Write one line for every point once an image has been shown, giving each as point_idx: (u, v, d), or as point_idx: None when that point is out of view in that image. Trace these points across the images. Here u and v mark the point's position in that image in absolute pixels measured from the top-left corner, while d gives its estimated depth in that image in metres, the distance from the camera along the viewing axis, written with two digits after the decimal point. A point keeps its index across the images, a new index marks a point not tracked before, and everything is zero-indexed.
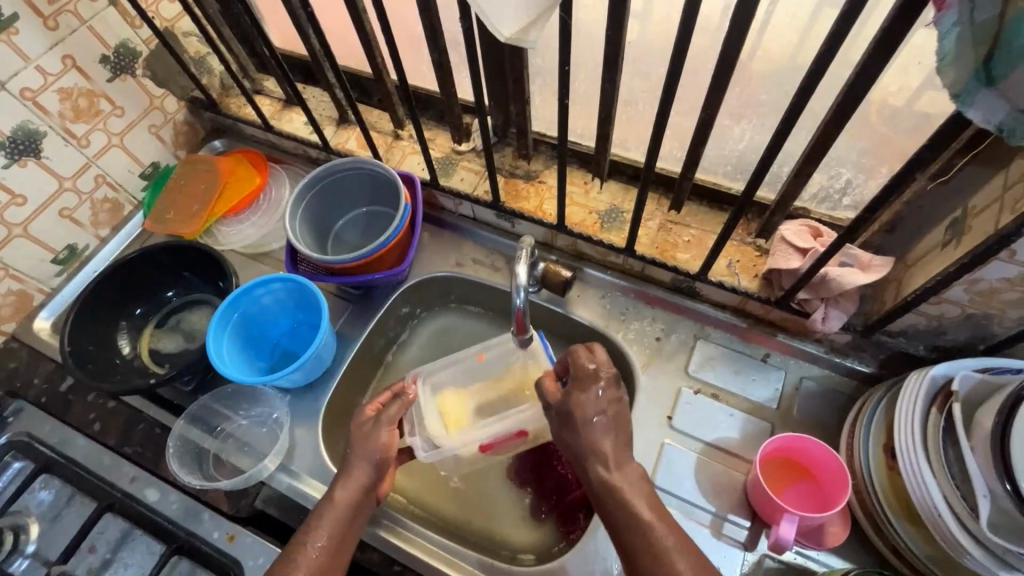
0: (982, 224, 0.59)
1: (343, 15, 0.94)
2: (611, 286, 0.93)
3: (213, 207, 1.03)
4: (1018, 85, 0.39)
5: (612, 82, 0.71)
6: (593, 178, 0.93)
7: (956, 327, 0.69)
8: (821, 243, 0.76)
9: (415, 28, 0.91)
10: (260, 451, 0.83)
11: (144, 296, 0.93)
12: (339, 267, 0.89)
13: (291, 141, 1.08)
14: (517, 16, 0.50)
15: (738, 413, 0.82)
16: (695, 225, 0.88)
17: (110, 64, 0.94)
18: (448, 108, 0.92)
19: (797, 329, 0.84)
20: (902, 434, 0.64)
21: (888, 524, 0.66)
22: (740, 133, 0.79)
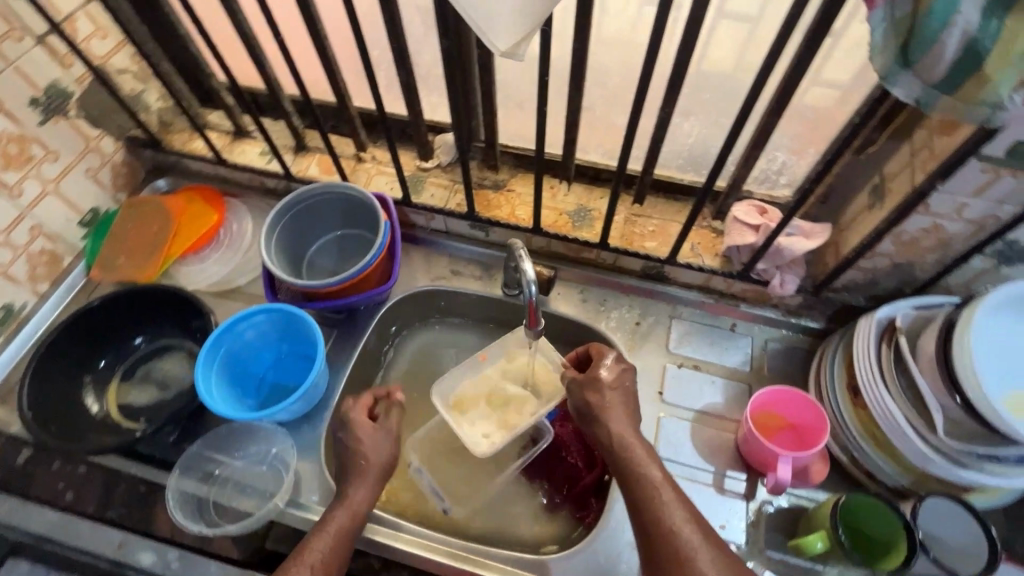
0: (899, 185, 0.70)
1: (302, 46, 0.96)
2: (588, 280, 0.99)
3: (171, 247, 0.99)
4: (928, 66, 0.49)
5: (578, 91, 0.78)
6: (559, 181, 1.00)
7: (887, 277, 0.82)
8: (768, 219, 0.87)
9: (376, 53, 0.94)
10: (264, 490, 0.79)
11: (110, 346, 0.89)
12: (322, 292, 0.88)
13: (246, 173, 1.05)
14: (513, 31, 0.54)
15: (719, 379, 0.90)
16: (657, 216, 0.97)
17: (41, 107, 0.88)
18: (416, 128, 0.95)
19: (756, 298, 0.94)
20: (863, 371, 0.75)
21: (862, 452, 0.76)
22: (689, 128, 0.90)
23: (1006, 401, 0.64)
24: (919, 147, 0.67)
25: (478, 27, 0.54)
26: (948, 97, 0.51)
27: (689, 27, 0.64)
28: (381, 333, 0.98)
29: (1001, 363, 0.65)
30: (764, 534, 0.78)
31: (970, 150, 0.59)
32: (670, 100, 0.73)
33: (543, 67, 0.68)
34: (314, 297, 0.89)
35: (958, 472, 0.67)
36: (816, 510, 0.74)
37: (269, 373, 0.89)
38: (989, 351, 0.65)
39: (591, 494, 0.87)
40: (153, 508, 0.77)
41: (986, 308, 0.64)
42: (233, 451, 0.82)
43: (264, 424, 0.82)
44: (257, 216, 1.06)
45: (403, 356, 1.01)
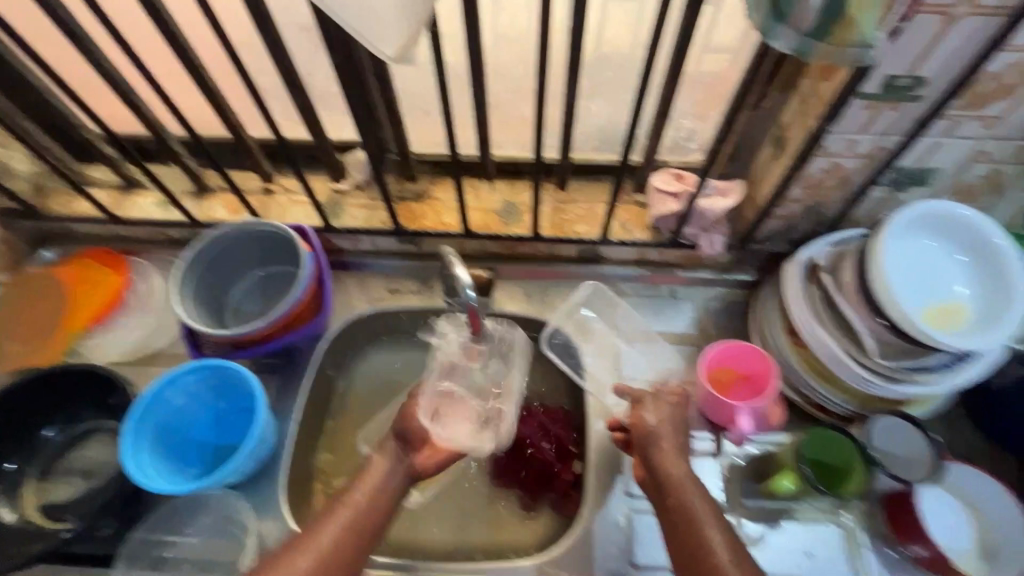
0: (796, 134, 0.74)
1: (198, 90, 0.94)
2: (529, 273, 0.99)
3: (69, 322, 0.88)
4: (800, 14, 0.51)
5: (480, 88, 0.76)
6: (481, 181, 0.97)
7: (801, 220, 0.86)
8: (686, 183, 0.89)
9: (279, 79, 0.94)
10: (226, 562, 0.74)
11: (18, 445, 0.79)
12: (251, 339, 0.82)
13: (144, 226, 0.96)
14: (397, 35, 0.52)
15: (670, 346, 0.93)
16: (583, 200, 0.96)
17: None
18: (322, 150, 0.90)
19: (689, 262, 0.97)
20: (796, 311, 0.79)
21: (811, 388, 0.80)
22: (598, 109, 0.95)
23: (924, 315, 0.69)
24: (807, 94, 0.71)
25: (359, 33, 0.52)
26: (822, 43, 0.53)
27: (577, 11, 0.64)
28: (325, 369, 0.92)
29: (912, 281, 0.70)
30: (738, 486, 0.81)
31: (850, 90, 0.62)
32: (573, 82, 0.72)
33: (441, 70, 0.67)
34: (244, 345, 0.83)
35: (894, 388, 0.73)
36: (780, 452, 0.77)
37: (210, 436, 0.82)
38: (897, 272, 0.70)
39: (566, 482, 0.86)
40: None
41: (890, 233, 0.69)
42: (184, 527, 0.76)
43: (213, 491, 0.76)
44: (165, 271, 0.97)
45: (353, 390, 0.95)
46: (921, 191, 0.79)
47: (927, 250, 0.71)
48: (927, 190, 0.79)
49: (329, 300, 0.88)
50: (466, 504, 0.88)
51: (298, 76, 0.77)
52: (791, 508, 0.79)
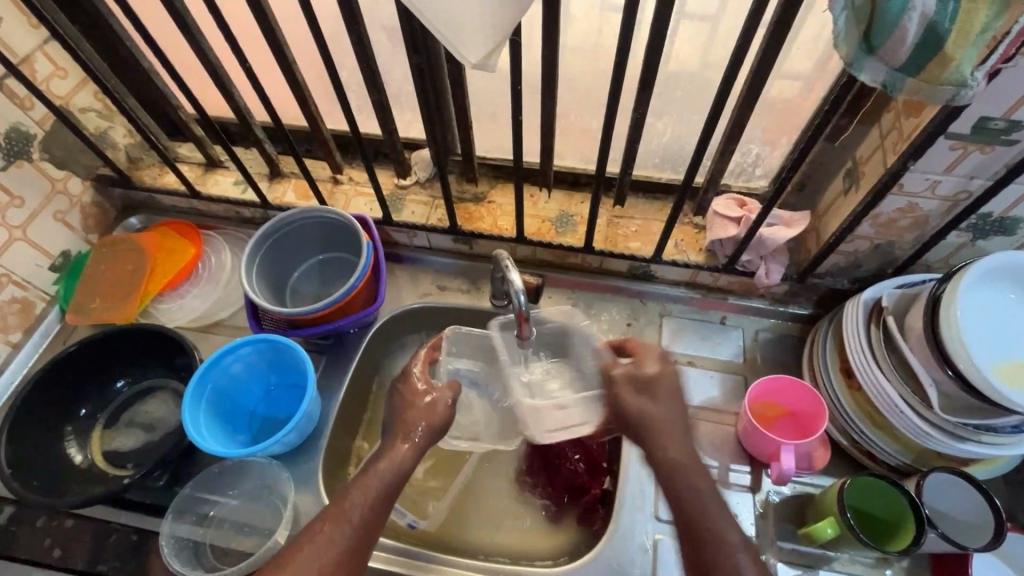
0: (872, 168, 0.71)
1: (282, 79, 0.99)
2: (578, 285, 0.99)
3: (147, 286, 0.95)
4: (891, 50, 0.50)
5: (550, 99, 0.77)
6: (539, 189, 0.99)
7: (868, 259, 0.83)
8: (748, 211, 0.87)
9: (357, 74, 0.98)
10: (263, 528, 0.77)
11: (91, 392, 0.86)
12: (308, 318, 0.86)
13: (221, 204, 1.03)
14: (482, 43, 0.54)
15: (715, 373, 0.91)
16: (639, 217, 0.96)
17: (3, 151, 0.84)
18: (392, 147, 0.94)
19: (743, 290, 0.95)
20: (854, 353, 0.76)
21: (861, 434, 0.77)
22: (664, 127, 0.92)
23: (998, 371, 0.65)
24: (888, 130, 0.69)
25: (448, 39, 0.55)
26: (912, 79, 0.52)
27: (657, 32, 0.65)
28: (371, 357, 0.95)
29: (988, 335, 0.66)
30: (773, 525, 0.78)
31: (937, 129, 0.60)
32: (644, 101, 0.73)
33: (517, 79, 0.69)
34: (300, 324, 0.87)
35: (955, 445, 0.69)
36: (823, 496, 0.75)
37: (261, 406, 0.87)
38: (974, 324, 0.66)
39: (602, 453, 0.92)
40: (147, 556, 0.75)
41: (967, 281, 0.66)
42: (230, 489, 0.80)
43: (258, 459, 0.80)
44: (235, 247, 1.03)
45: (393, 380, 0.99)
46: (1004, 241, 0.75)
47: (1007, 303, 0.67)
48: (1010, 240, 0.75)
49: (382, 291, 0.91)
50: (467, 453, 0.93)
51: (378, 74, 0.81)
52: (829, 555, 0.76)
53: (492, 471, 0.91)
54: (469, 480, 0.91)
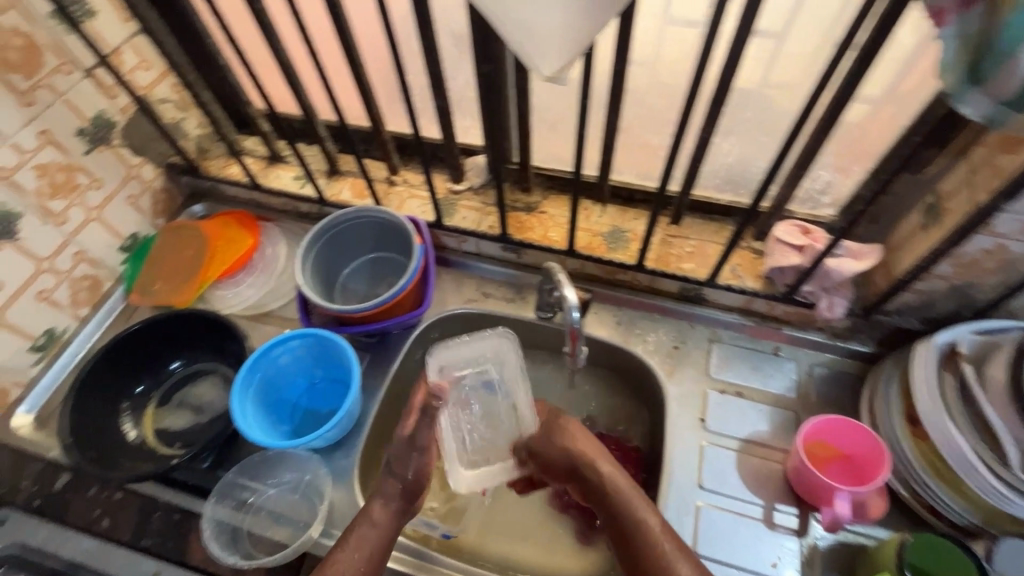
0: (958, 204, 0.67)
1: None
2: (624, 302, 0.97)
3: (205, 272, 0.99)
4: (1000, 82, 0.47)
5: (615, 113, 0.76)
6: (593, 203, 0.98)
7: (944, 299, 0.77)
8: (813, 239, 0.83)
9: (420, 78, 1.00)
10: (298, 520, 0.79)
11: (148, 371, 0.90)
12: (356, 317, 0.87)
13: (280, 197, 1.06)
14: (560, 55, 0.54)
15: (765, 407, 0.87)
16: (694, 237, 0.94)
17: (88, 136, 0.89)
18: (449, 152, 0.95)
19: (799, 321, 0.90)
20: (924, 400, 0.71)
21: (925, 487, 0.72)
22: (729, 147, 0.86)
23: None
24: (978, 165, 0.64)
25: (521, 48, 0.54)
26: (1020, 114, 0.48)
27: (734, 51, 0.62)
28: (412, 358, 0.96)
29: None
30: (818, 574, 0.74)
31: None
32: (713, 121, 0.70)
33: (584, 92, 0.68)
34: (347, 321, 0.88)
35: None
36: (877, 551, 0.70)
37: (304, 398, 0.89)
38: None
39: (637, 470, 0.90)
40: (186, 536, 0.77)
41: None
42: (271, 478, 0.82)
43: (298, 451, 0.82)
44: (291, 240, 1.07)
45: None
46: None
47: None
48: None
49: (429, 294, 0.91)
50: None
51: (443, 80, 0.82)
52: None
53: (524, 485, 0.90)
54: (500, 491, 0.90)
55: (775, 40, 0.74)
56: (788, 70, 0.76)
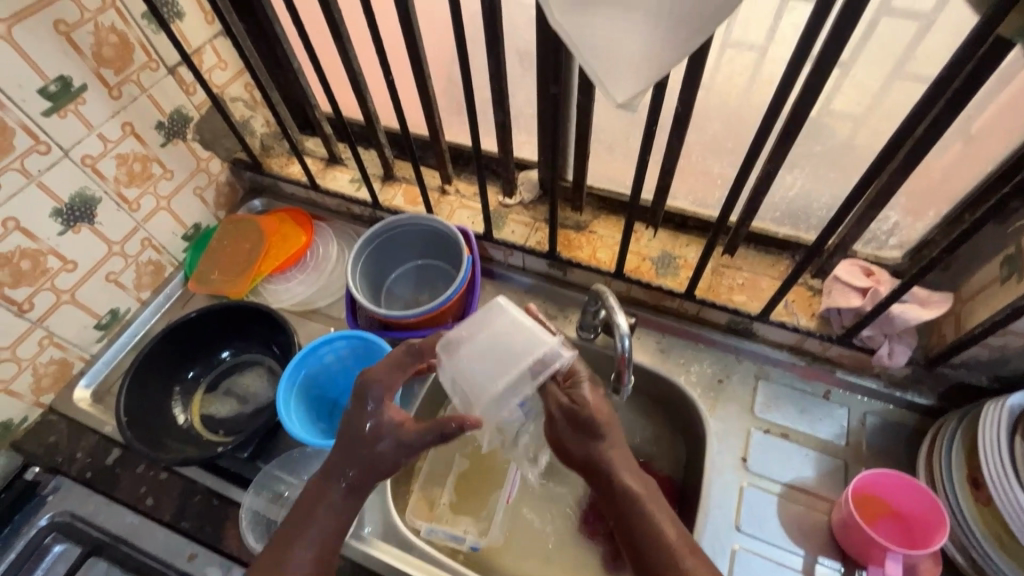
0: None
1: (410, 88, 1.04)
2: (668, 329, 0.95)
3: (260, 265, 1.02)
4: None
5: (679, 139, 0.74)
6: (644, 226, 0.96)
7: (1020, 358, 0.71)
8: (876, 281, 0.80)
9: None
10: None
11: (200, 357, 0.94)
12: (401, 322, 0.88)
13: (335, 198, 1.09)
14: (635, 83, 0.53)
15: (812, 452, 0.83)
16: (747, 269, 0.91)
17: (164, 129, 0.94)
18: (504, 166, 0.95)
19: (855, 365, 0.87)
20: (989, 465, 0.66)
21: (988, 559, 0.67)
22: (792, 181, 0.84)
23: None
24: None
25: (598, 78, 0.54)
26: None
27: (810, 85, 0.61)
28: None
29: None
30: None
31: None
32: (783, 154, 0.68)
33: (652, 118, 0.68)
34: (391, 326, 0.89)
35: None
36: None
37: (342, 398, 0.90)
38: None
39: (671, 502, 0.88)
40: (224, 523, 0.79)
41: None
42: (305, 472, 0.83)
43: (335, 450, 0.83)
44: (342, 241, 1.09)
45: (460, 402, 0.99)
46: None
47: None
48: None
49: (473, 305, 0.92)
50: (530, 479, 0.92)
51: (507, 95, 0.83)
52: None
53: (552, 506, 0.89)
54: (529, 510, 0.89)
55: (863, 76, 0.70)
56: (874, 107, 0.72)
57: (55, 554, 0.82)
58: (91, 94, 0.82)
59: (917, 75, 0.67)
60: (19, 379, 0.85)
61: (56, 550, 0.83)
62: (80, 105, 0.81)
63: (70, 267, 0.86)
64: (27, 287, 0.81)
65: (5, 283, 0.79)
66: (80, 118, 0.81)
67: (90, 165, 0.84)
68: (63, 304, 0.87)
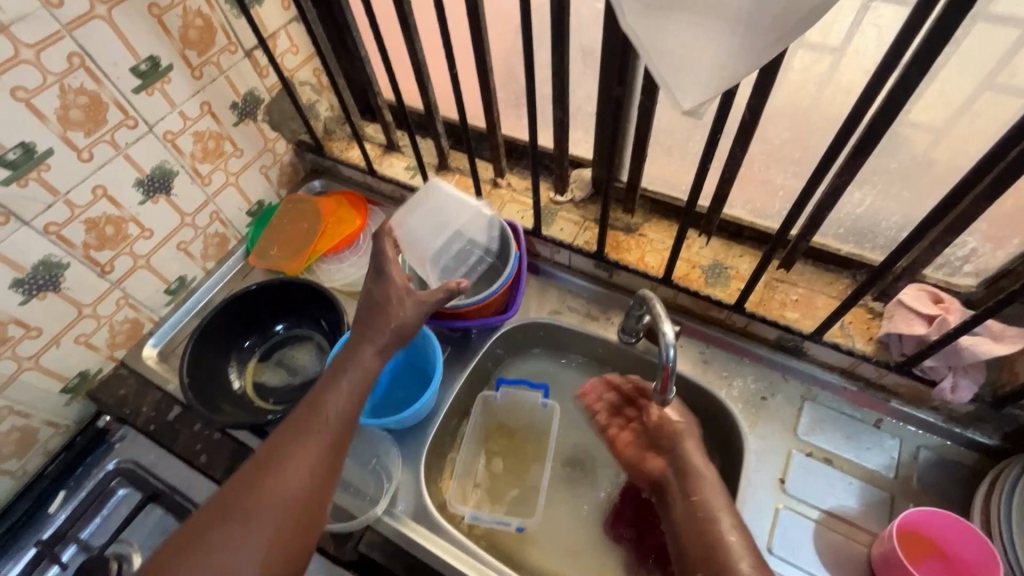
0: None
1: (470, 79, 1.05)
2: (714, 341, 0.93)
3: (317, 245, 1.07)
4: None
5: (743, 147, 0.72)
6: (696, 233, 0.94)
7: None
8: (945, 309, 0.75)
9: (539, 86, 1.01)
10: (367, 494, 0.83)
11: (256, 328, 0.99)
12: (447, 312, 0.90)
13: (390, 184, 1.12)
14: (703, 90, 0.52)
15: (856, 481, 0.80)
16: (802, 285, 0.88)
17: (238, 110, 0.99)
18: (558, 163, 0.95)
19: (912, 396, 0.82)
20: None
21: None
22: (861, 198, 0.80)
23: None
24: None
25: (665, 83, 0.53)
26: None
27: (892, 99, 0.57)
28: (488, 362, 0.98)
29: None
30: None
31: None
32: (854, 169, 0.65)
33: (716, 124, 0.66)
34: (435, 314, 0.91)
35: None
36: None
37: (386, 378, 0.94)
38: None
39: None
40: None
41: None
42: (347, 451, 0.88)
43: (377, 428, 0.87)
44: None
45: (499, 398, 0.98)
46: None
47: None
48: None
49: (517, 300, 0.93)
50: (559, 476, 0.92)
51: (567, 93, 0.82)
52: None
53: (580, 505, 0.89)
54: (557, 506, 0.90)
55: (954, 90, 0.66)
56: (965, 125, 0.67)
57: (118, 496, 0.90)
58: (176, 74, 0.87)
59: (1016, 94, 0.62)
60: (98, 334, 0.92)
61: (120, 494, 0.90)
62: (166, 84, 0.86)
63: (147, 234, 0.93)
64: (109, 250, 0.88)
65: (91, 246, 0.85)
66: (164, 95, 0.87)
67: (170, 141, 0.90)
68: (139, 268, 0.94)
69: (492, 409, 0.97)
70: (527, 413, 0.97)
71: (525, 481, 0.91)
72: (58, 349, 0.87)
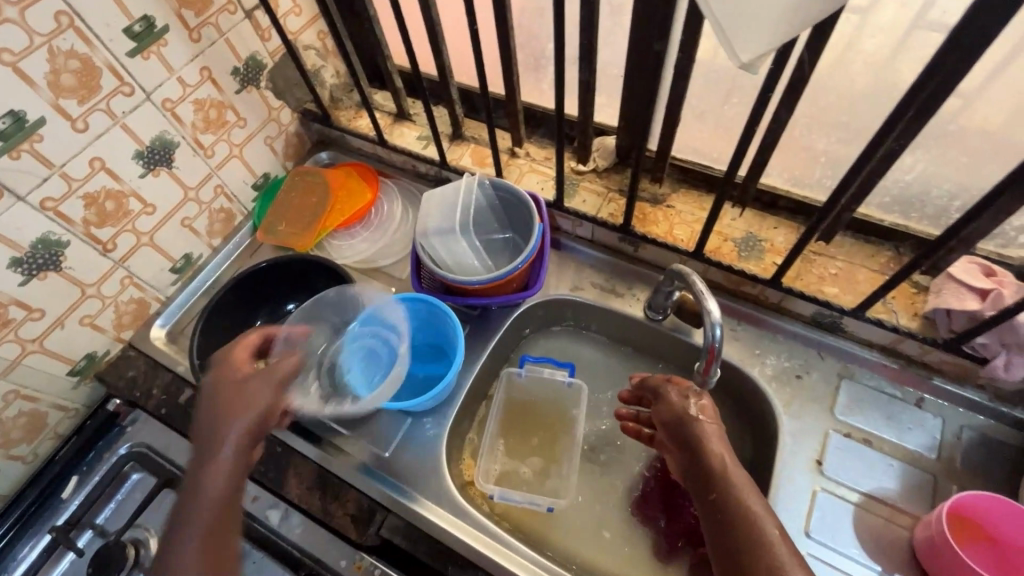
0: None
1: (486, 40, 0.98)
2: (745, 317, 0.88)
3: (326, 220, 1.02)
4: None
5: (790, 108, 0.66)
6: (728, 204, 0.89)
7: None
8: (999, 283, 0.71)
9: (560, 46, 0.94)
10: (389, 478, 0.81)
11: (267, 307, 0.95)
12: (466, 289, 0.86)
13: (401, 155, 1.06)
14: (760, 42, 0.49)
15: (896, 462, 0.77)
16: (842, 258, 0.83)
17: (240, 76, 0.93)
18: (582, 131, 0.89)
19: (955, 374, 0.79)
20: None
21: None
22: (912, 163, 0.74)
23: None
24: None
25: (724, 36, 0.50)
26: None
27: None
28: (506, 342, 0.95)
29: None
30: None
31: None
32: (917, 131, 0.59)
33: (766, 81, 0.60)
34: (454, 291, 0.87)
35: None
36: None
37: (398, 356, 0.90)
38: None
39: None
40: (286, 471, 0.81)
41: None
42: (366, 435, 0.85)
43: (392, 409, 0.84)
44: (406, 200, 1.08)
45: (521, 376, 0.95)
46: None
47: None
48: None
49: (540, 276, 0.88)
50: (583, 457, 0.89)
51: (595, 52, 0.76)
52: None
53: (606, 487, 0.87)
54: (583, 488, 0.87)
55: None
56: None
57: (133, 481, 0.88)
58: (172, 36, 0.81)
59: None
60: (103, 315, 0.89)
61: (135, 477, 0.88)
62: (162, 47, 0.80)
63: (149, 210, 0.88)
64: (111, 227, 0.84)
65: (92, 223, 0.81)
66: (161, 60, 0.81)
67: (169, 109, 0.84)
68: (143, 246, 0.89)
69: (515, 388, 0.94)
70: (551, 392, 0.94)
71: (549, 463, 0.88)
72: (63, 330, 0.84)
